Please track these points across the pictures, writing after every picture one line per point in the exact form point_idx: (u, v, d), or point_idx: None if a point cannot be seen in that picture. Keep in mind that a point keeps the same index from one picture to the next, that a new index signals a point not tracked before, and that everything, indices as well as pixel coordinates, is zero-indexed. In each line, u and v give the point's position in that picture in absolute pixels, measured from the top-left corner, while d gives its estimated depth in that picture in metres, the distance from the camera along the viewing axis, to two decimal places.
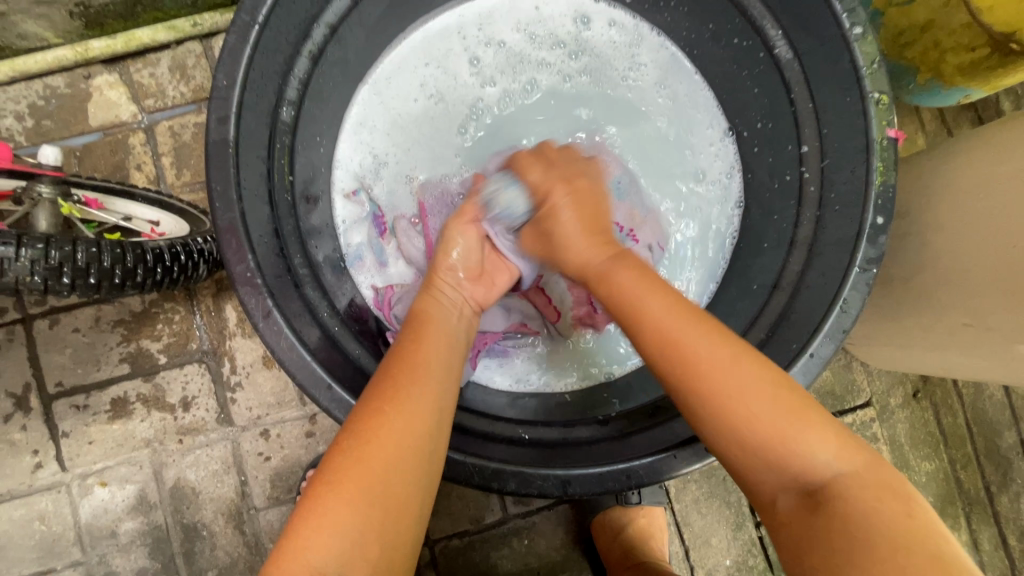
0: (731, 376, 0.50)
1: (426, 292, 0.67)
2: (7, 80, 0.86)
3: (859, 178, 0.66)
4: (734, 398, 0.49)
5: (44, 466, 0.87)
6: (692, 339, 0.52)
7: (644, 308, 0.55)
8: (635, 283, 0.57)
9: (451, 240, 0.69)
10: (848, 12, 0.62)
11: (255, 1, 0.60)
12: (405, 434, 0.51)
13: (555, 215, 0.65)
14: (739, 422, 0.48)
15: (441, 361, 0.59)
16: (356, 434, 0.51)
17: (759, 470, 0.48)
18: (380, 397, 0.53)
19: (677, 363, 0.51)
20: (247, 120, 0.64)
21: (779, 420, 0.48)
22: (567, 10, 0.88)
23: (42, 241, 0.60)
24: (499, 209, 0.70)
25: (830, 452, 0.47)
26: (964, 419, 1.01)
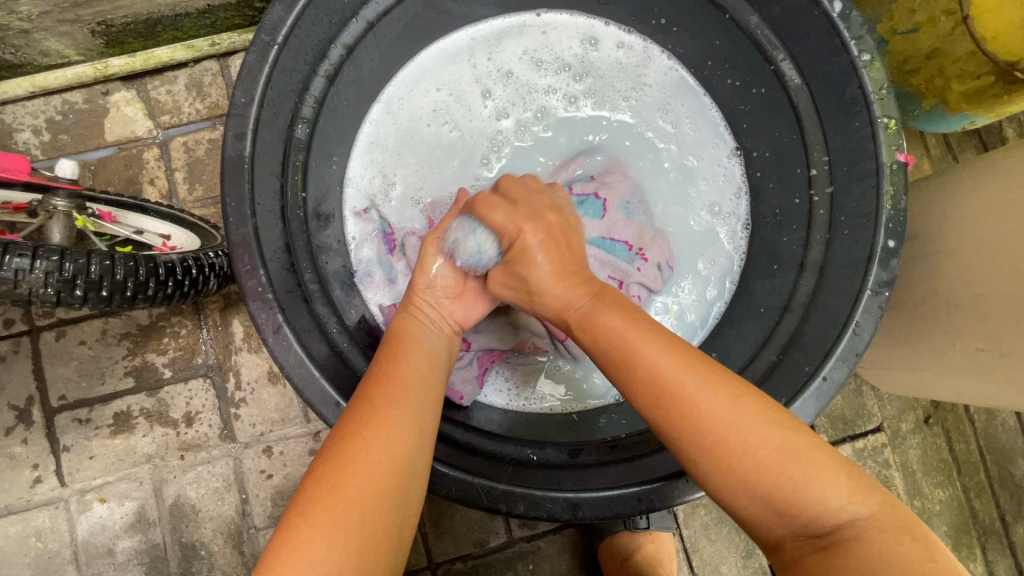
0: (726, 416, 0.49)
1: (406, 311, 0.67)
2: (27, 95, 0.88)
3: (869, 202, 0.66)
4: (728, 443, 0.48)
5: (43, 481, 0.86)
6: (682, 380, 0.51)
7: (637, 355, 0.53)
8: (622, 326, 0.55)
9: (430, 255, 0.68)
10: (856, 39, 0.64)
11: (276, 21, 0.62)
12: (382, 456, 0.51)
13: (527, 257, 0.62)
14: (741, 472, 0.48)
15: (420, 379, 0.59)
16: (331, 462, 0.50)
17: (762, 515, 0.48)
18: (355, 422, 0.53)
19: (673, 412, 0.50)
20: (264, 137, 0.65)
21: (787, 467, 0.47)
22: (574, 33, 0.89)
23: (57, 253, 0.60)
24: (465, 257, 0.66)
25: (843, 494, 0.46)
26: (976, 446, 1.00)
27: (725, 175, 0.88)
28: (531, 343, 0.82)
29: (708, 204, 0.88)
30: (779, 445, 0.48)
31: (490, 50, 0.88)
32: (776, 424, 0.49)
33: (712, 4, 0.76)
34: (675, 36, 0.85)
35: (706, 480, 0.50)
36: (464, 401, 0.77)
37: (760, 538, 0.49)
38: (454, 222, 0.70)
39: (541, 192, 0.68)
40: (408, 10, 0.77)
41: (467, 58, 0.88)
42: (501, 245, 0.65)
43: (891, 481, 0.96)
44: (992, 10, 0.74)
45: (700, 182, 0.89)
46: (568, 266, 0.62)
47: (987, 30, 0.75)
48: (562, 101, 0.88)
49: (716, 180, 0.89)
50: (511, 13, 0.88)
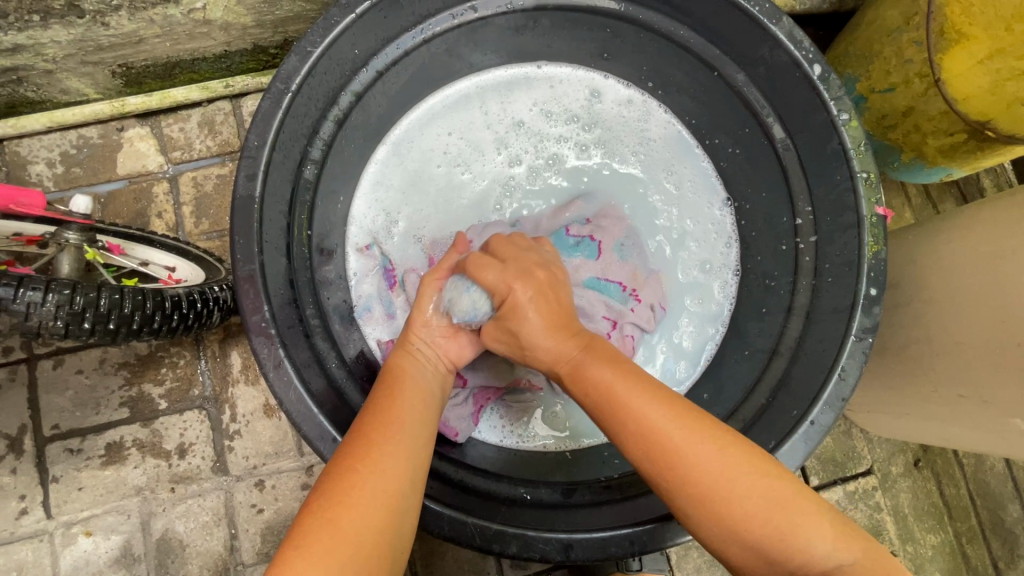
0: (708, 459, 0.52)
1: (403, 349, 0.67)
2: (44, 130, 0.91)
3: (852, 251, 0.70)
4: (725, 494, 0.51)
5: (28, 513, 0.85)
6: (676, 436, 0.53)
7: (624, 405, 0.55)
8: (611, 375, 0.58)
9: (427, 295, 0.69)
10: (835, 100, 0.68)
11: (291, 70, 0.65)
12: (378, 491, 0.51)
13: (517, 313, 0.63)
14: (737, 524, 0.50)
15: (415, 414, 0.60)
16: (327, 495, 0.51)
17: (757, 565, 0.50)
18: (351, 455, 0.53)
19: (677, 476, 0.52)
20: (274, 178, 0.67)
21: (772, 517, 0.50)
22: (580, 86, 0.94)
23: (69, 287, 0.62)
24: (461, 311, 0.66)
25: (829, 542, 0.49)
26: (966, 490, 1.00)
27: (717, 231, 0.92)
28: (524, 380, 0.82)
29: (700, 253, 0.91)
30: (761, 492, 0.51)
31: (501, 99, 0.93)
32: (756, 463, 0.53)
33: (703, 62, 0.80)
34: (670, 90, 0.89)
35: (706, 535, 0.52)
36: (458, 438, 0.78)
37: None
38: (452, 265, 0.72)
39: (525, 248, 0.71)
40: (415, 61, 0.81)
41: (478, 104, 0.93)
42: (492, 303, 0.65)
43: (882, 526, 0.96)
44: (961, 75, 0.79)
45: (692, 244, 0.92)
46: (563, 319, 0.63)
47: (957, 92, 0.80)
48: (572, 150, 0.93)
49: (708, 227, 0.92)
50: (514, 62, 0.93)
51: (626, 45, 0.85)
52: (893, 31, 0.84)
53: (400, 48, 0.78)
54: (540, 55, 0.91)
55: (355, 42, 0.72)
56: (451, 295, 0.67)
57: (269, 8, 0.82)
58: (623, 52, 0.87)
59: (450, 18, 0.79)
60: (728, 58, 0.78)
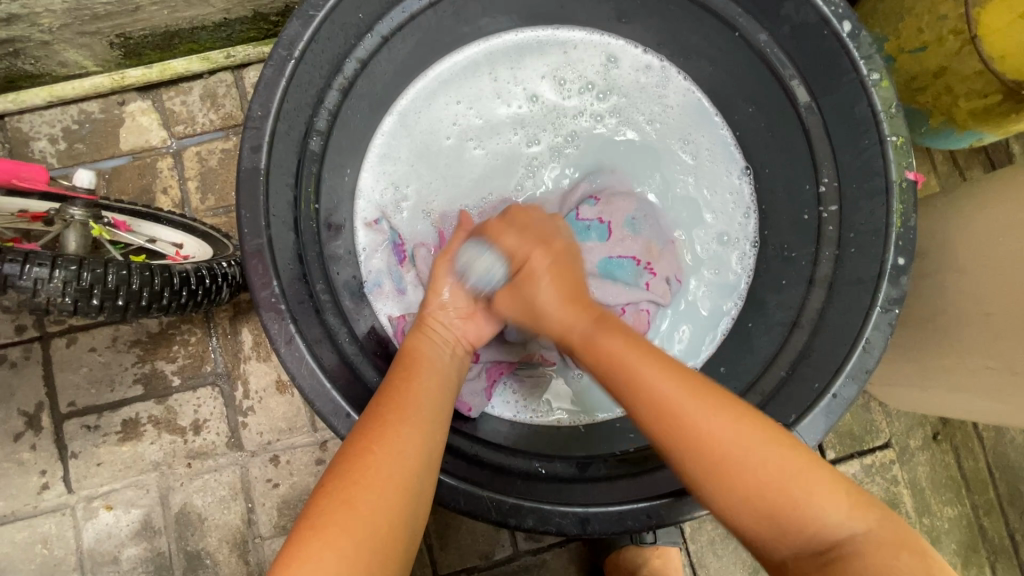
0: (713, 432, 0.51)
1: (419, 330, 0.67)
2: (44, 105, 0.89)
3: (879, 218, 0.67)
4: (732, 457, 0.50)
5: (50, 487, 0.86)
6: (682, 405, 0.52)
7: (639, 377, 0.54)
8: (624, 350, 0.56)
9: (441, 277, 0.68)
10: (865, 59, 0.64)
11: (294, 36, 0.62)
12: (393, 473, 0.51)
13: (533, 282, 0.63)
14: (739, 488, 0.50)
15: (431, 397, 0.59)
16: (342, 477, 0.51)
17: (763, 533, 0.49)
18: (365, 436, 0.53)
19: (678, 434, 0.51)
20: (279, 149, 0.65)
21: (788, 485, 0.49)
22: (594, 52, 0.90)
23: (76, 263, 0.61)
24: (476, 276, 0.67)
25: (841, 510, 0.49)
26: (985, 463, 0.99)
27: (735, 200, 0.89)
28: (538, 354, 0.82)
29: (717, 224, 0.89)
30: (781, 459, 0.50)
31: (512, 67, 0.89)
32: (772, 440, 0.51)
33: (723, 22, 0.76)
34: (687, 53, 0.86)
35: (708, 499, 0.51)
36: (471, 413, 0.77)
37: (774, 561, 0.50)
38: (465, 245, 0.71)
39: (527, 218, 0.68)
40: (422, 25, 0.78)
41: (487, 72, 0.89)
42: (506, 270, 0.65)
43: (899, 499, 0.95)
44: (998, 32, 0.75)
45: (710, 214, 0.89)
46: (572, 287, 0.63)
47: (994, 50, 0.76)
48: (588, 121, 0.89)
49: (725, 199, 0.89)
50: (526, 26, 0.89)
51: (645, 6, 0.81)
52: None
53: (406, 11, 0.75)
54: (552, 18, 0.87)
55: (359, 5, 0.68)
56: (469, 257, 0.67)
57: None
58: (639, 13, 0.83)
59: None
60: (750, 16, 0.74)
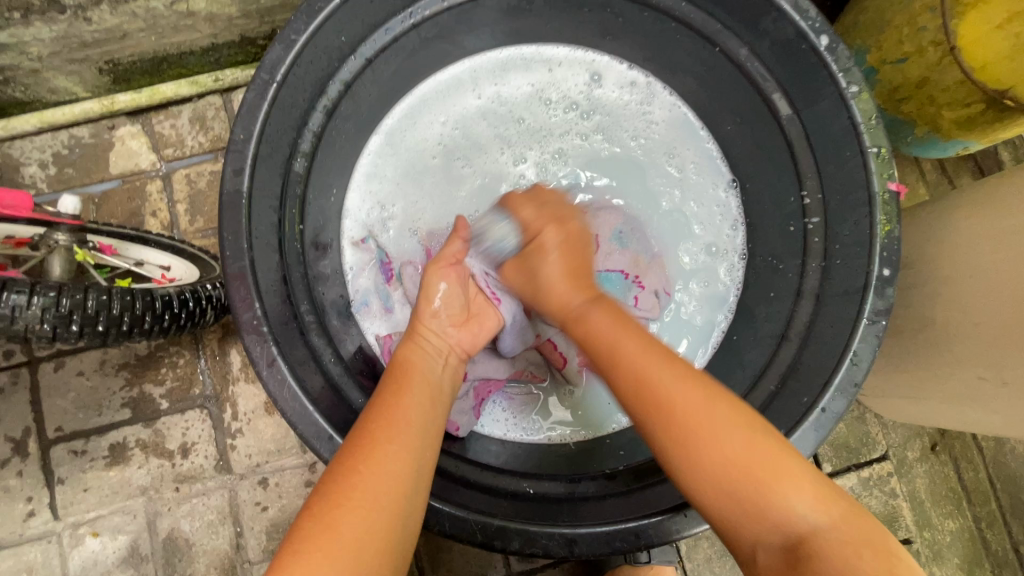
0: (686, 403, 0.51)
1: (410, 339, 0.65)
2: (34, 131, 0.90)
3: (864, 229, 0.67)
4: (699, 433, 0.50)
5: (36, 514, 0.85)
6: (662, 378, 0.52)
7: (621, 352, 0.55)
8: (610, 326, 0.57)
9: (432, 285, 0.67)
10: (844, 72, 0.65)
11: (275, 60, 0.63)
12: (379, 495, 0.50)
13: (541, 254, 0.64)
14: (705, 466, 0.49)
15: (423, 411, 0.58)
16: (328, 497, 0.49)
17: (724, 509, 0.49)
18: (356, 454, 0.52)
19: (645, 401, 0.52)
20: (262, 172, 0.66)
21: (752, 468, 0.48)
22: (579, 69, 0.91)
23: (55, 289, 0.61)
24: (491, 241, 0.69)
25: (808, 503, 0.47)
26: (986, 474, 0.97)
27: (722, 212, 0.89)
28: (527, 372, 0.83)
29: (705, 237, 0.89)
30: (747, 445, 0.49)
31: (497, 85, 0.90)
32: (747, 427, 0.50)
33: (703, 38, 0.77)
34: (670, 69, 0.86)
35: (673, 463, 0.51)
36: (460, 432, 0.75)
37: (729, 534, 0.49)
38: (457, 252, 0.70)
39: (551, 200, 0.69)
40: (405, 47, 0.79)
41: (472, 91, 0.90)
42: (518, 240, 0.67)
43: (899, 512, 0.94)
44: (978, 42, 0.75)
45: (697, 227, 0.89)
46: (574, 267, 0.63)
47: (974, 61, 0.76)
48: (574, 138, 0.90)
49: (712, 213, 0.89)
50: (510, 45, 0.90)
51: (629, 24, 0.82)
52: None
53: (389, 33, 0.75)
54: (536, 36, 0.88)
55: (342, 28, 0.69)
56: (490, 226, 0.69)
57: None
58: (622, 31, 0.84)
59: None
60: (730, 32, 0.74)
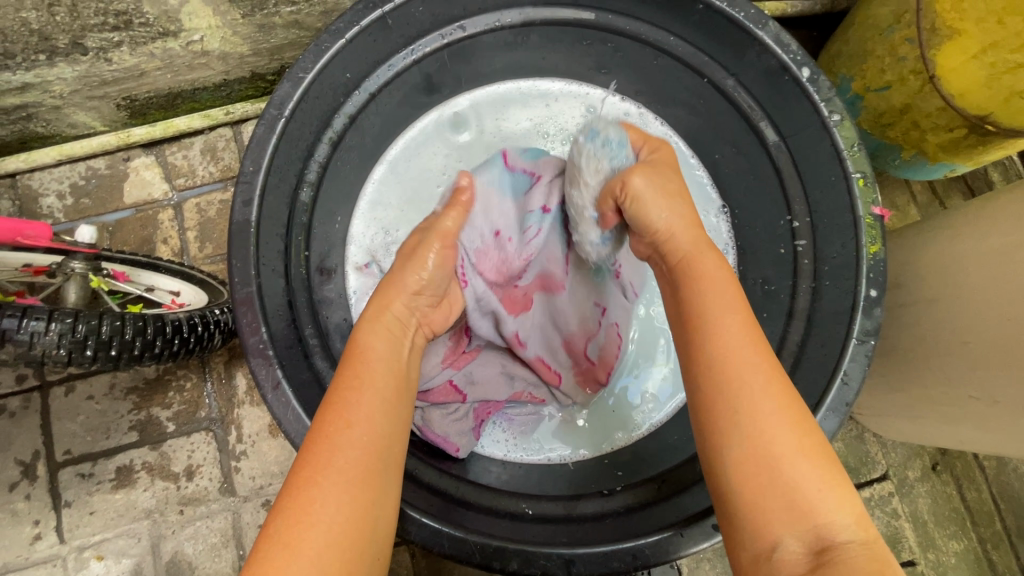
0: (749, 379, 0.49)
1: (373, 321, 0.61)
2: (54, 163, 0.94)
3: (850, 251, 0.69)
4: (757, 412, 0.47)
5: (42, 538, 0.86)
6: (738, 345, 0.50)
7: (705, 317, 0.52)
8: (714, 289, 0.54)
9: (424, 258, 0.63)
10: (825, 101, 0.68)
11: (283, 97, 0.67)
12: (336, 506, 0.46)
13: (641, 204, 0.60)
14: (754, 445, 0.47)
15: (387, 413, 0.53)
16: (283, 516, 0.45)
17: (762, 496, 0.45)
18: (313, 466, 0.48)
19: (722, 365, 0.50)
20: (270, 202, 0.69)
21: (794, 459, 0.46)
22: (575, 102, 0.94)
23: (71, 315, 0.64)
24: (589, 241, 0.68)
25: (845, 510, 0.44)
26: (989, 494, 0.97)
27: (714, 237, 0.91)
28: (526, 393, 0.82)
29: None
30: (792, 435, 0.47)
31: (497, 117, 0.94)
32: (799, 420, 0.48)
33: (692, 69, 0.80)
34: (663, 99, 0.90)
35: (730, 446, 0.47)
36: (459, 453, 0.76)
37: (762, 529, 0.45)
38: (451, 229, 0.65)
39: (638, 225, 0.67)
40: (407, 81, 0.82)
41: (472, 122, 0.94)
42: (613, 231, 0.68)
43: (901, 533, 0.93)
44: (955, 70, 0.77)
45: None
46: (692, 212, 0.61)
47: (952, 88, 0.79)
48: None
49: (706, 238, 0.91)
50: (509, 79, 0.94)
51: (621, 58, 0.85)
52: (885, 29, 0.83)
53: (391, 69, 0.79)
54: (532, 69, 0.92)
55: (346, 66, 0.73)
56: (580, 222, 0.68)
57: (264, 36, 0.84)
58: (616, 64, 0.87)
59: (439, 38, 0.79)
60: (716, 64, 0.78)
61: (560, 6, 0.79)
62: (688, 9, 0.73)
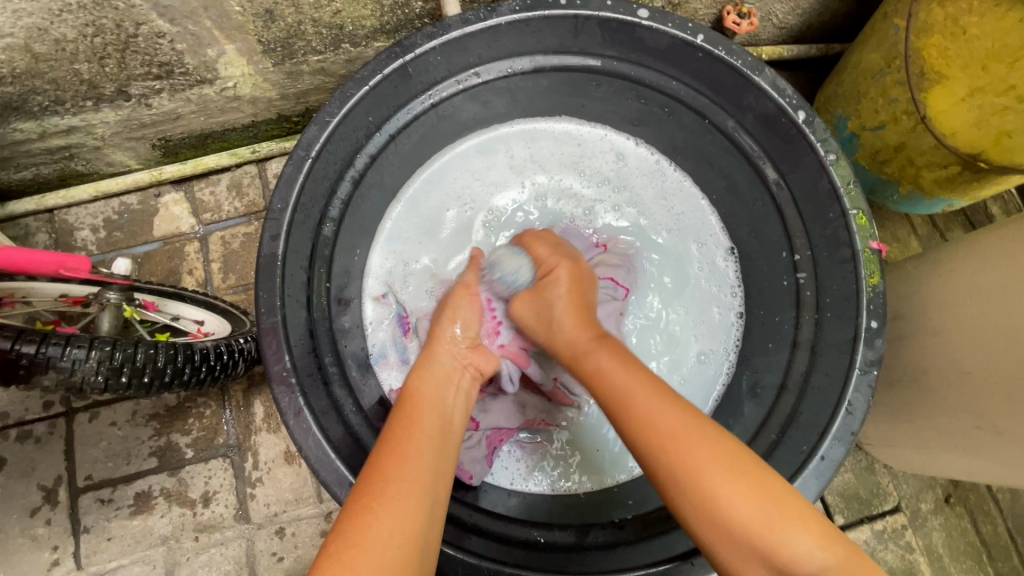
0: (690, 444, 0.54)
1: (419, 368, 0.67)
2: (89, 199, 0.99)
3: (850, 284, 0.71)
4: (703, 473, 0.52)
5: (60, 563, 0.88)
6: (667, 417, 0.56)
7: (629, 396, 0.58)
8: (617, 369, 0.62)
9: (456, 311, 0.74)
10: (822, 142, 0.71)
11: (311, 139, 0.71)
12: (392, 530, 0.49)
13: (553, 285, 0.73)
14: (712, 509, 0.51)
15: (434, 446, 0.58)
16: (343, 537, 0.49)
17: (730, 545, 0.50)
18: (368, 492, 0.52)
19: (660, 441, 0.55)
20: (296, 237, 0.73)
21: (759, 512, 0.50)
22: (607, 147, 0.99)
23: (110, 343, 0.68)
24: (504, 273, 0.78)
25: (816, 546, 0.49)
26: (1005, 528, 0.96)
27: (721, 277, 0.94)
28: (539, 420, 0.85)
29: (705, 298, 0.94)
30: (755, 488, 0.51)
31: (528, 153, 0.99)
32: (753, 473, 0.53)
33: (694, 111, 0.85)
34: (669, 139, 0.94)
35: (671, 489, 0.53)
36: (473, 480, 0.78)
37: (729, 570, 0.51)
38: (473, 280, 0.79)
39: (563, 245, 0.79)
40: (424, 123, 0.87)
41: (502, 154, 0.99)
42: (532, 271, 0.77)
43: (916, 567, 0.92)
44: (945, 111, 0.81)
45: (700, 288, 0.94)
46: (584, 314, 0.71)
47: (944, 127, 0.83)
48: (582, 210, 0.98)
49: (710, 278, 0.94)
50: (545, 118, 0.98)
51: (630, 99, 0.89)
52: (876, 73, 0.88)
53: (411, 112, 0.83)
54: (544, 112, 0.97)
55: (369, 110, 0.78)
56: (502, 259, 0.80)
57: (292, 82, 0.90)
58: (625, 107, 0.92)
59: (456, 84, 0.84)
60: (717, 107, 0.82)
61: (569, 55, 0.83)
62: (690, 57, 0.77)
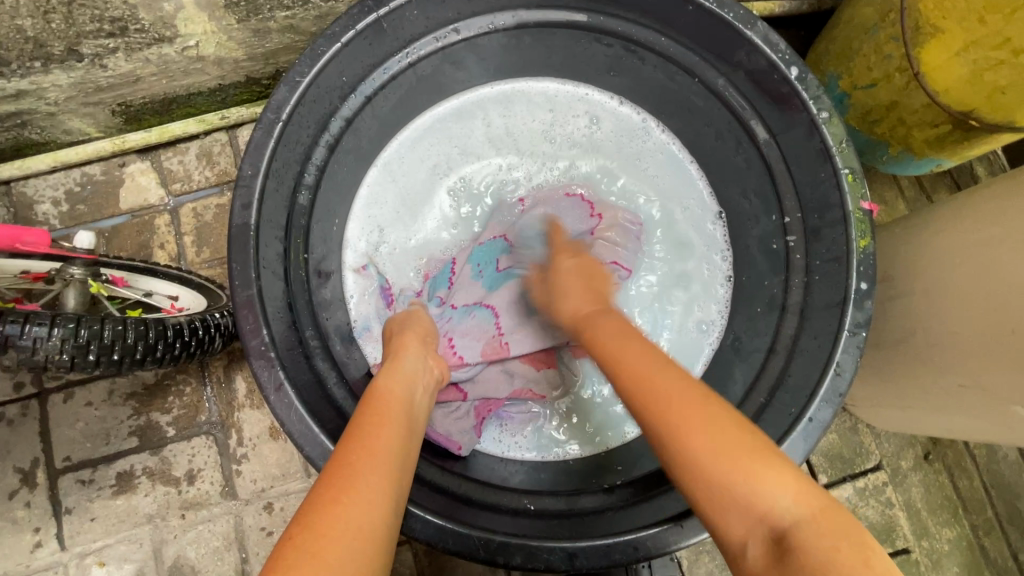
0: (678, 396, 0.49)
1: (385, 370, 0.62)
2: (48, 170, 0.94)
3: (840, 246, 0.70)
4: (691, 431, 0.47)
5: (43, 545, 0.86)
6: (664, 378, 0.51)
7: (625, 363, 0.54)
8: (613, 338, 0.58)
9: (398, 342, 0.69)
10: (814, 99, 0.69)
11: (281, 101, 0.67)
12: (364, 517, 0.41)
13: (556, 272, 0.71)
14: (701, 457, 0.46)
15: (402, 428, 0.52)
16: (309, 530, 0.40)
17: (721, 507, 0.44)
18: (339, 476, 0.44)
19: (654, 399, 0.50)
20: (269, 204, 0.69)
21: (734, 462, 0.45)
22: (579, 107, 0.95)
23: (74, 321, 0.64)
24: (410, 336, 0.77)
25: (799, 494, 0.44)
26: (980, 482, 0.99)
27: (709, 241, 0.93)
28: (527, 390, 0.84)
29: (693, 263, 0.93)
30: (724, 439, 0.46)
31: (502, 114, 0.95)
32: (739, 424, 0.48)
33: (684, 70, 0.81)
34: (657, 98, 0.90)
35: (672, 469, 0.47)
36: (462, 450, 0.78)
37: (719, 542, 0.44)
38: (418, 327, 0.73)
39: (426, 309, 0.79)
40: (403, 84, 0.83)
41: (476, 117, 0.94)
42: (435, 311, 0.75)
43: (895, 522, 0.95)
44: (938, 67, 0.79)
45: (690, 256, 0.93)
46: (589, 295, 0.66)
47: (937, 84, 0.80)
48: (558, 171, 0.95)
49: (697, 244, 0.93)
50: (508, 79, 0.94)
51: (617, 55, 0.85)
52: (870, 28, 0.85)
53: (387, 73, 0.79)
54: (526, 72, 0.93)
55: (342, 70, 0.73)
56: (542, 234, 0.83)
57: (259, 41, 0.84)
58: (613, 67, 0.89)
59: (434, 40, 0.79)
60: (706, 64, 0.79)
61: (555, 8, 0.79)
62: (680, 11, 0.74)
